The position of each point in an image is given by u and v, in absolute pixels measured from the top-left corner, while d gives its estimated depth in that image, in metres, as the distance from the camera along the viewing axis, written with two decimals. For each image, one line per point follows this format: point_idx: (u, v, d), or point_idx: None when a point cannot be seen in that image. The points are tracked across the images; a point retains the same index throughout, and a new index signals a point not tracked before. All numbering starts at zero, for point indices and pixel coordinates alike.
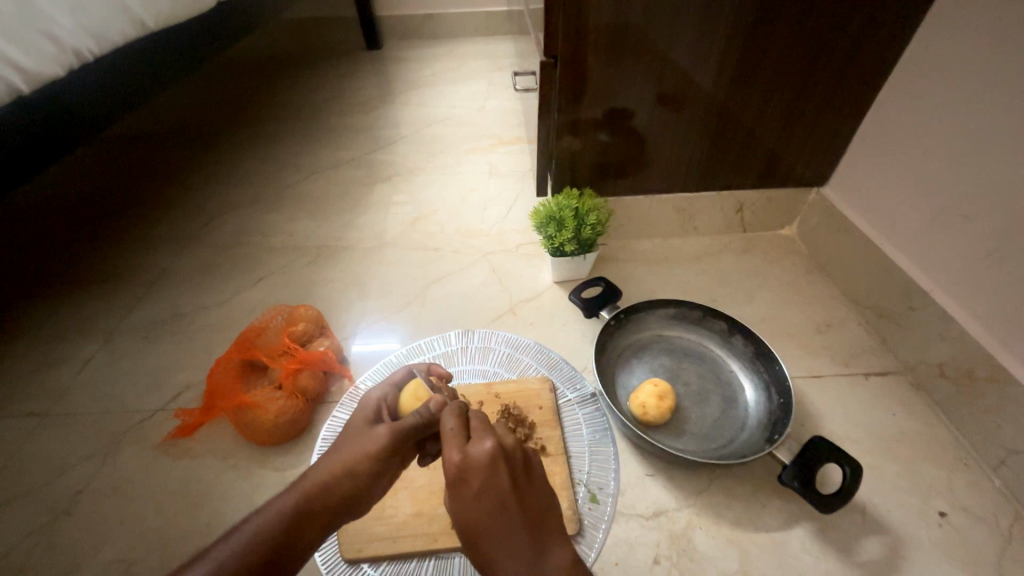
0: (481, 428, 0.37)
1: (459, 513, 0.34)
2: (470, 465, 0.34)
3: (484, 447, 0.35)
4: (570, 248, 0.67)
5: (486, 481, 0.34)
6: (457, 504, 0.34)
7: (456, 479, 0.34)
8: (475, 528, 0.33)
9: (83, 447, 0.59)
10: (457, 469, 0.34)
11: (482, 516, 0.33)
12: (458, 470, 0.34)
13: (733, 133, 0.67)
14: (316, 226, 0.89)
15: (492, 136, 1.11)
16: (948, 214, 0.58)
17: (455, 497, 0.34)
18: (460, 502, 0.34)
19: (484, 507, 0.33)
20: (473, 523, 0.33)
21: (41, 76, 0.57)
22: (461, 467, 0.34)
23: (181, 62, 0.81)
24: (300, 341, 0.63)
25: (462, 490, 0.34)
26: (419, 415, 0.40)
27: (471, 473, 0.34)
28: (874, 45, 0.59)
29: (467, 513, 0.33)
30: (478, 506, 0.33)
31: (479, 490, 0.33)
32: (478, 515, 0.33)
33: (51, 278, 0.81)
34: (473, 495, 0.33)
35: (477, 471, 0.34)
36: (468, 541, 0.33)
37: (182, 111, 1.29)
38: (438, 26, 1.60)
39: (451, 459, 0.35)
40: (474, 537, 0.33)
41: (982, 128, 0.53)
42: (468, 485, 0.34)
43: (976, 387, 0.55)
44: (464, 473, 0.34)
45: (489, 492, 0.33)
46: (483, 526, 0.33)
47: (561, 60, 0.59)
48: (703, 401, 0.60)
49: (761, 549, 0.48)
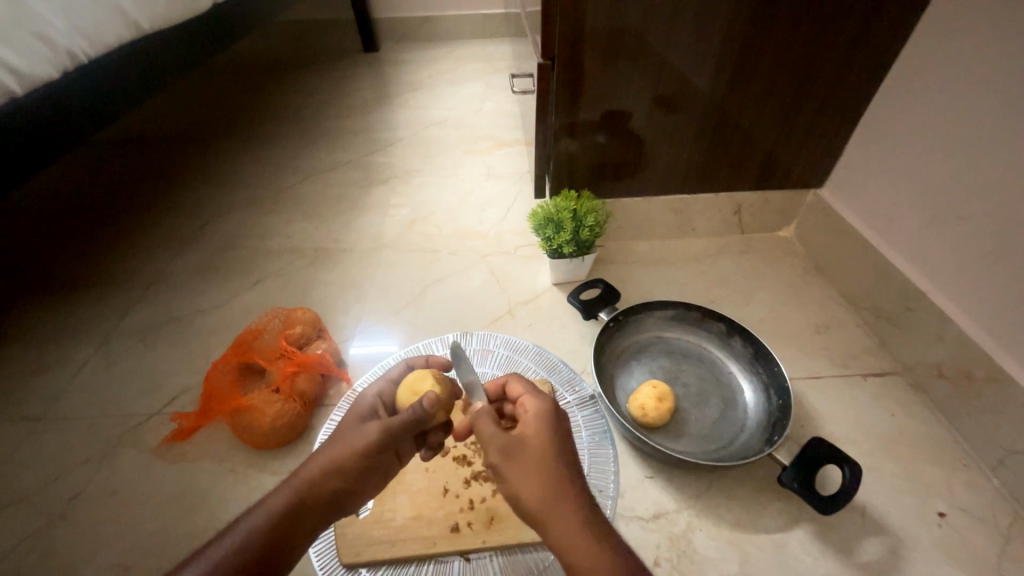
0: None
1: (538, 442, 0.36)
2: (561, 409, 0.40)
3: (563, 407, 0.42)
4: (568, 250, 0.67)
5: (569, 429, 0.39)
6: (539, 433, 0.37)
7: (546, 414, 0.39)
8: (552, 457, 0.36)
9: (78, 451, 0.58)
10: (547, 407, 0.39)
11: (565, 449, 0.37)
12: (551, 408, 0.39)
13: (731, 134, 0.67)
14: (314, 228, 0.88)
15: (489, 138, 1.11)
16: (945, 215, 0.58)
17: (538, 428, 0.38)
18: (541, 432, 0.37)
19: (565, 445, 0.37)
20: (554, 451, 0.36)
21: (33, 78, 0.56)
22: (552, 407, 0.39)
23: (178, 64, 0.81)
24: (298, 343, 0.63)
25: (550, 423, 0.38)
26: (412, 413, 0.41)
27: (560, 415, 0.39)
28: (870, 47, 0.59)
29: (547, 444, 0.37)
30: (560, 441, 0.37)
31: (565, 430, 0.38)
32: (560, 447, 0.37)
33: (47, 280, 0.81)
34: (563, 431, 0.38)
35: (564, 416, 0.40)
36: (535, 470, 0.35)
37: (179, 113, 1.28)
38: (435, 28, 1.60)
39: (541, 400, 0.40)
40: (551, 464, 0.35)
41: (978, 129, 0.53)
42: (558, 421, 0.39)
43: (974, 388, 0.55)
44: (553, 412, 0.39)
45: (571, 437, 0.39)
46: (565, 456, 0.36)
47: (558, 61, 0.59)
48: (702, 402, 0.59)
49: (761, 551, 0.48)
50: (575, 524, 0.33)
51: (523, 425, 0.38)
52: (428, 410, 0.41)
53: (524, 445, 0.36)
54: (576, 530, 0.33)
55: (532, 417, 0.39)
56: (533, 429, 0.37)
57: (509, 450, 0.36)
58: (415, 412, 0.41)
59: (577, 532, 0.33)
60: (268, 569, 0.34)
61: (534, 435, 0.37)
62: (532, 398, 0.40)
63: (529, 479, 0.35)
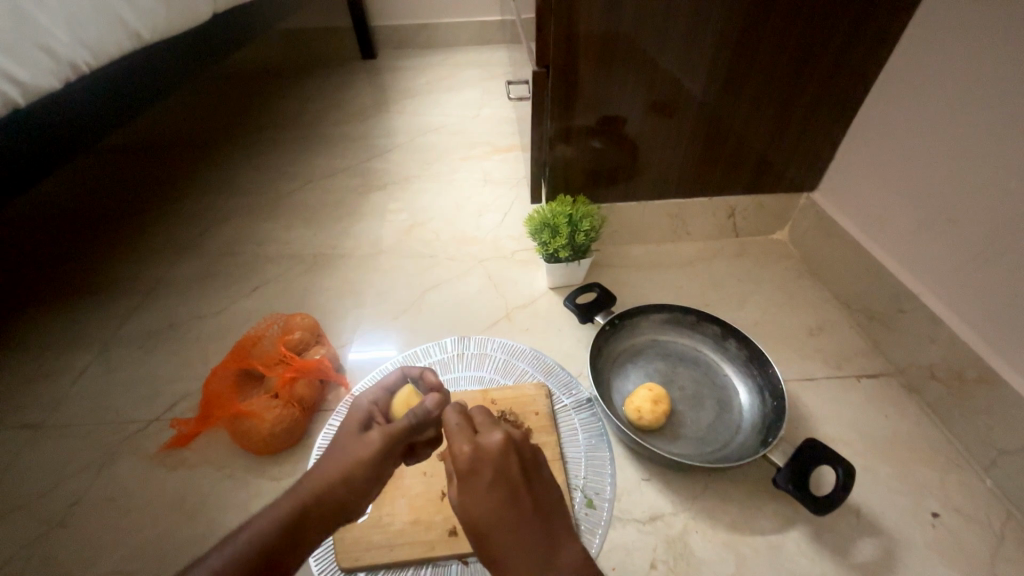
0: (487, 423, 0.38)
1: (466, 507, 0.34)
2: (482, 458, 0.35)
3: (494, 439, 0.36)
4: (564, 254, 0.67)
5: (498, 475, 0.34)
6: (464, 498, 0.34)
7: (467, 474, 0.35)
8: (485, 522, 0.33)
9: (78, 458, 0.59)
10: (469, 462, 0.35)
11: (492, 509, 0.33)
12: (471, 462, 0.35)
13: (724, 139, 0.68)
14: (312, 234, 0.89)
15: (486, 143, 1.12)
16: (936, 218, 0.59)
17: (464, 489, 0.35)
18: (468, 496, 0.34)
19: (496, 501, 0.34)
20: (484, 514, 0.33)
21: (37, 89, 0.57)
22: (473, 460, 0.35)
23: (177, 74, 0.82)
24: (297, 349, 0.63)
25: (473, 483, 0.34)
26: (416, 414, 0.42)
27: (483, 466, 0.35)
28: (860, 53, 0.60)
29: (477, 507, 0.34)
30: (487, 502, 0.34)
31: (490, 484, 0.34)
32: (491, 509, 0.33)
33: (46, 288, 0.81)
34: (483, 488, 0.34)
35: (488, 464, 0.35)
36: (475, 534, 0.34)
37: (178, 121, 1.29)
38: (431, 35, 1.61)
39: (460, 453, 0.35)
40: (483, 530, 0.33)
41: (967, 133, 0.54)
42: (479, 477, 0.34)
43: (967, 388, 0.56)
44: (474, 466, 0.35)
45: (501, 485, 0.34)
46: (492, 522, 0.33)
47: (553, 69, 0.60)
48: (698, 404, 0.60)
49: (757, 552, 0.49)
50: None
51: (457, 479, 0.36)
52: (434, 412, 0.43)
53: (460, 509, 0.35)
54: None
55: (458, 475, 0.35)
56: (461, 490, 0.35)
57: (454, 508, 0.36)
58: (422, 413, 0.42)
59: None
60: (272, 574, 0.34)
61: (463, 497, 0.35)
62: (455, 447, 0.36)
63: (473, 539, 0.34)
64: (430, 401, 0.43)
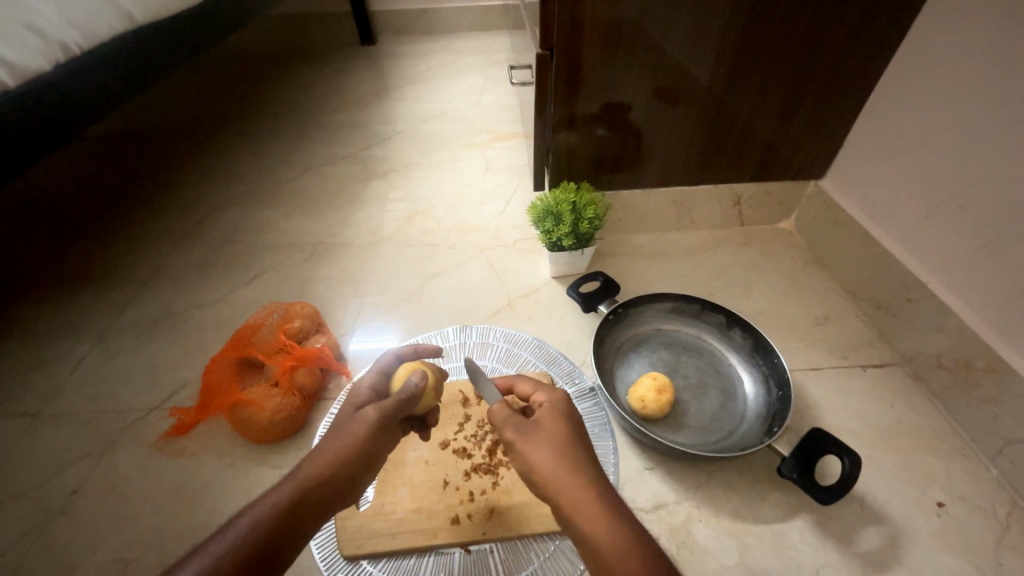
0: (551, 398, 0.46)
1: (547, 428, 0.38)
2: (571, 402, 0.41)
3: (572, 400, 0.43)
4: (568, 242, 0.66)
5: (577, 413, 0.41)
6: (549, 420, 0.39)
7: (557, 405, 0.40)
8: (565, 441, 0.37)
9: (77, 446, 0.58)
10: (560, 402, 0.41)
11: (575, 434, 0.38)
12: (563, 402, 0.41)
13: (731, 126, 0.67)
14: (312, 222, 0.88)
15: (488, 131, 1.11)
16: (946, 206, 0.57)
17: (548, 416, 0.39)
18: (552, 420, 0.39)
19: (578, 431, 0.39)
20: (564, 437, 0.37)
21: (24, 70, 0.55)
22: (564, 400, 0.41)
23: (171, 57, 0.80)
24: (296, 338, 0.62)
25: (563, 411, 0.40)
26: (403, 393, 0.43)
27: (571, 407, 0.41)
28: (872, 36, 0.58)
29: (561, 429, 0.38)
30: (569, 429, 0.38)
31: (575, 419, 0.40)
32: (569, 434, 0.38)
33: (43, 276, 0.80)
34: (571, 416, 0.40)
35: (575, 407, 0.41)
36: (545, 448, 0.36)
37: (175, 107, 1.27)
38: (433, 21, 1.58)
39: (553, 394, 0.41)
40: (559, 445, 0.37)
41: (978, 121, 0.53)
42: (568, 411, 0.40)
43: (974, 377, 0.55)
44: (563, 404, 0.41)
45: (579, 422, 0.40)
46: (575, 440, 0.38)
47: (557, 53, 0.58)
48: (702, 394, 0.59)
49: (760, 540, 0.48)
50: (582, 496, 0.34)
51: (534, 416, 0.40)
52: (420, 386, 0.45)
53: (537, 428, 0.38)
54: (583, 504, 0.34)
55: (547, 405, 0.40)
56: (545, 416, 0.39)
57: (522, 428, 0.38)
58: (410, 390, 0.44)
59: (584, 506, 0.33)
60: (278, 555, 0.34)
61: (546, 421, 0.39)
62: (545, 392, 0.42)
63: (540, 452, 0.36)
64: (414, 378, 0.45)
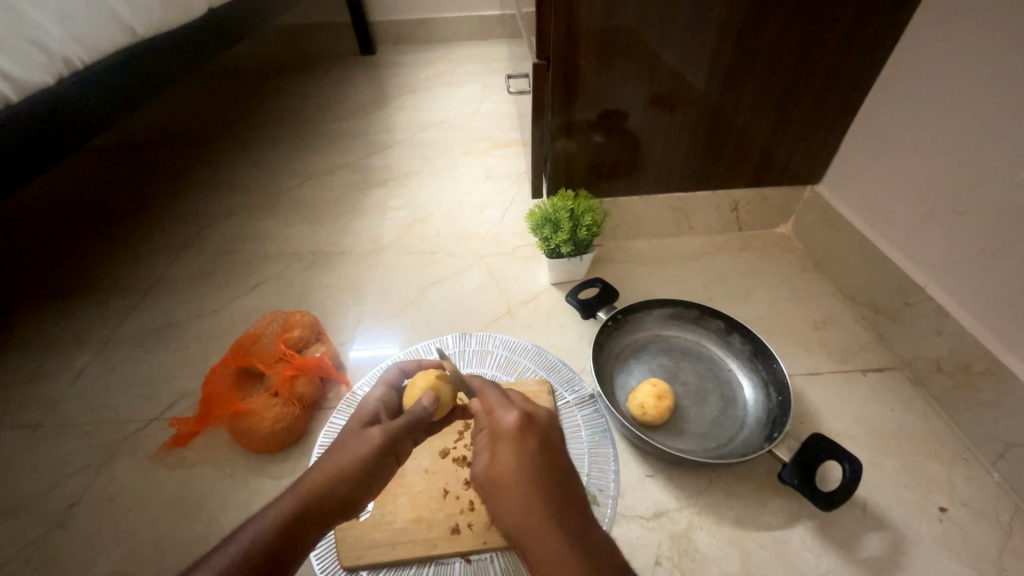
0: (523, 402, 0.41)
1: (503, 469, 0.36)
2: (530, 424, 0.38)
3: (540, 414, 0.40)
4: (566, 249, 0.67)
5: (542, 440, 0.37)
6: (505, 459, 0.36)
7: (515, 435, 0.37)
8: (525, 483, 0.35)
9: (78, 458, 0.58)
10: (515, 428, 0.37)
11: (536, 469, 0.35)
12: (518, 427, 0.37)
13: (726, 132, 0.67)
14: (311, 231, 0.89)
15: (486, 138, 1.12)
16: (941, 211, 0.58)
17: (506, 452, 0.36)
18: (513, 452, 0.36)
19: (542, 463, 0.36)
20: (525, 478, 0.35)
21: (26, 85, 0.56)
22: (519, 423, 0.38)
23: (173, 69, 0.81)
24: (296, 347, 0.63)
25: (522, 443, 0.37)
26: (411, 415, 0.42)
27: (530, 428, 0.38)
28: (866, 41, 0.59)
29: (518, 465, 0.35)
30: (531, 468, 0.35)
31: (537, 446, 0.37)
32: (529, 475, 0.35)
33: (44, 288, 0.80)
34: (532, 446, 0.37)
35: (535, 428, 0.38)
36: (506, 494, 0.35)
37: (177, 118, 1.28)
38: (430, 31, 1.60)
39: (508, 418, 0.38)
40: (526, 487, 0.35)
41: (974, 126, 0.53)
42: (526, 441, 0.37)
43: (974, 381, 0.55)
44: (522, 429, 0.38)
45: (543, 450, 0.37)
46: (534, 480, 0.35)
47: (553, 61, 0.59)
48: (702, 400, 0.59)
49: (762, 548, 0.48)
50: (551, 550, 0.32)
51: (495, 450, 0.37)
52: (430, 408, 0.43)
53: (495, 473, 0.36)
54: (554, 558, 0.32)
55: (501, 440, 0.37)
56: (502, 453, 0.36)
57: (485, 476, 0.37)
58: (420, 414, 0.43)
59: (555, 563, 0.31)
60: (275, 570, 0.33)
61: (503, 460, 0.36)
62: (499, 416, 0.39)
63: (507, 507, 0.34)
64: (425, 399, 0.44)
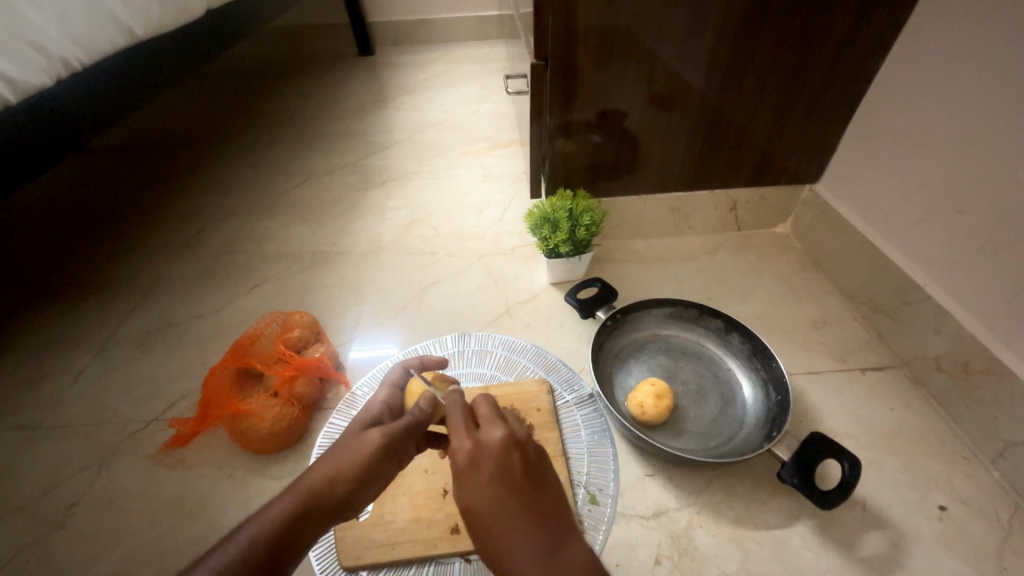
0: (484, 415, 0.36)
1: (466, 507, 0.33)
2: (481, 454, 0.33)
3: (495, 435, 0.34)
4: (565, 249, 0.67)
5: (497, 470, 0.33)
6: (465, 497, 0.33)
7: (469, 469, 0.33)
8: (487, 522, 0.31)
9: (77, 459, 0.58)
10: (467, 461, 0.33)
11: (493, 507, 0.31)
12: (469, 460, 0.33)
13: (725, 132, 0.68)
14: (310, 232, 0.89)
15: (484, 139, 1.12)
16: (939, 210, 0.58)
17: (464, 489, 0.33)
18: (473, 483, 0.33)
19: (499, 497, 0.32)
20: (486, 518, 0.32)
21: (25, 86, 0.56)
22: (471, 455, 0.33)
23: (171, 69, 0.81)
24: (296, 347, 0.63)
25: (476, 478, 0.33)
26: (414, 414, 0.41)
27: (483, 458, 0.33)
28: (864, 40, 0.59)
29: (478, 502, 0.32)
30: (491, 505, 0.32)
31: (490, 479, 0.32)
32: (491, 513, 0.32)
33: (43, 289, 0.80)
34: (484, 482, 0.32)
35: (488, 456, 0.33)
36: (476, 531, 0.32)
37: (176, 119, 1.28)
38: (429, 32, 1.60)
39: (460, 450, 0.34)
40: (489, 522, 0.31)
41: (972, 125, 0.53)
42: (478, 475, 0.33)
43: (973, 380, 0.55)
44: (479, 456, 0.33)
45: (499, 481, 0.32)
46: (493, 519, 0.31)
47: (552, 62, 0.59)
48: (701, 400, 0.59)
49: (761, 547, 0.48)
50: None
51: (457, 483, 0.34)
52: (428, 410, 0.42)
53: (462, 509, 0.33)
54: None
55: (457, 475, 0.34)
56: (462, 490, 0.33)
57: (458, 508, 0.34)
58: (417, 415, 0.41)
59: None
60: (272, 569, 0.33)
61: (464, 497, 0.33)
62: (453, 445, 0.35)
63: (483, 543, 0.32)
64: (422, 402, 0.43)
